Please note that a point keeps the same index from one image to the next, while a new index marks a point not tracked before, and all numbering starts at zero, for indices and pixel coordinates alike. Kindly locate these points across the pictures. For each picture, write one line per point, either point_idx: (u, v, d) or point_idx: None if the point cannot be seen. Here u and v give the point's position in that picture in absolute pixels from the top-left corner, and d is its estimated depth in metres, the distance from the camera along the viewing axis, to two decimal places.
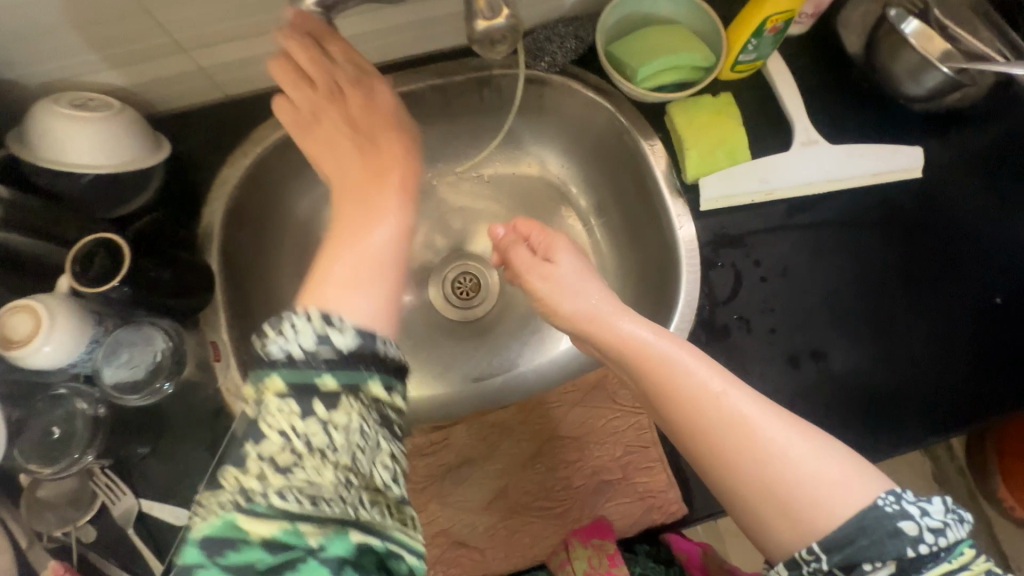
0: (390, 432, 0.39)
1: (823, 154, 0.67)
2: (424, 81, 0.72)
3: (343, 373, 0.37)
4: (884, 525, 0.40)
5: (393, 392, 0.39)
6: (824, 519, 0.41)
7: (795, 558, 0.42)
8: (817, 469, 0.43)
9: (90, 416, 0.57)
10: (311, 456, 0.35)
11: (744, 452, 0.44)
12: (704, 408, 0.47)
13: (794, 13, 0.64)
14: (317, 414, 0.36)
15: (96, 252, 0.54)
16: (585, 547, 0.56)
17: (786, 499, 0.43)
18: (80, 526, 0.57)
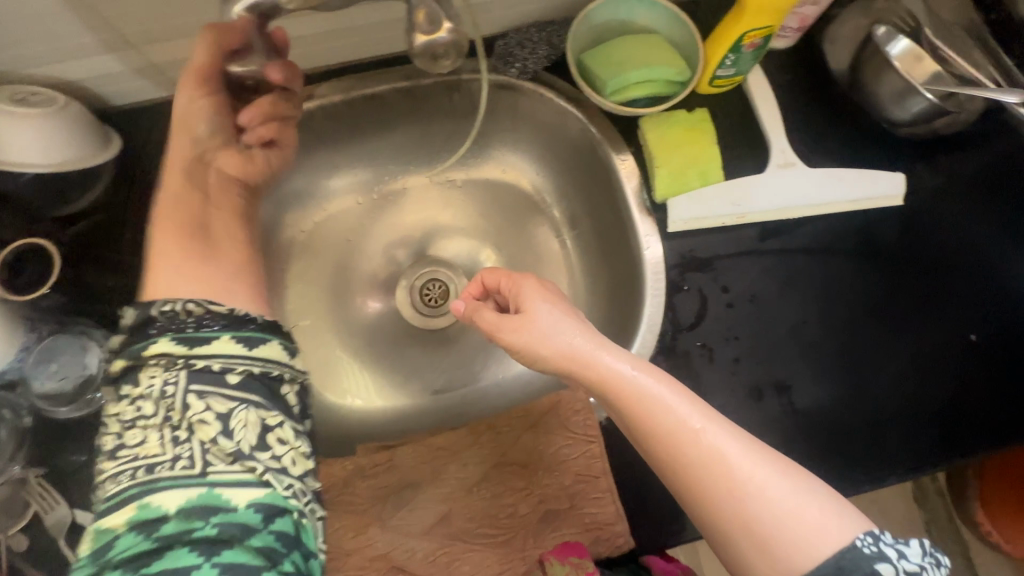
0: (219, 383, 0.43)
1: (799, 178, 0.65)
2: (389, 83, 0.69)
3: (132, 348, 0.44)
4: (862, 566, 0.38)
5: (196, 345, 0.44)
6: (801, 562, 0.39)
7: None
8: (795, 508, 0.40)
9: (14, 425, 0.56)
10: (135, 428, 0.42)
11: (724, 490, 0.41)
12: (682, 449, 0.43)
13: (775, 27, 0.61)
14: (128, 393, 0.43)
15: (25, 258, 0.56)
16: (562, 565, 0.53)
17: (764, 539, 0.40)
18: (12, 534, 0.55)
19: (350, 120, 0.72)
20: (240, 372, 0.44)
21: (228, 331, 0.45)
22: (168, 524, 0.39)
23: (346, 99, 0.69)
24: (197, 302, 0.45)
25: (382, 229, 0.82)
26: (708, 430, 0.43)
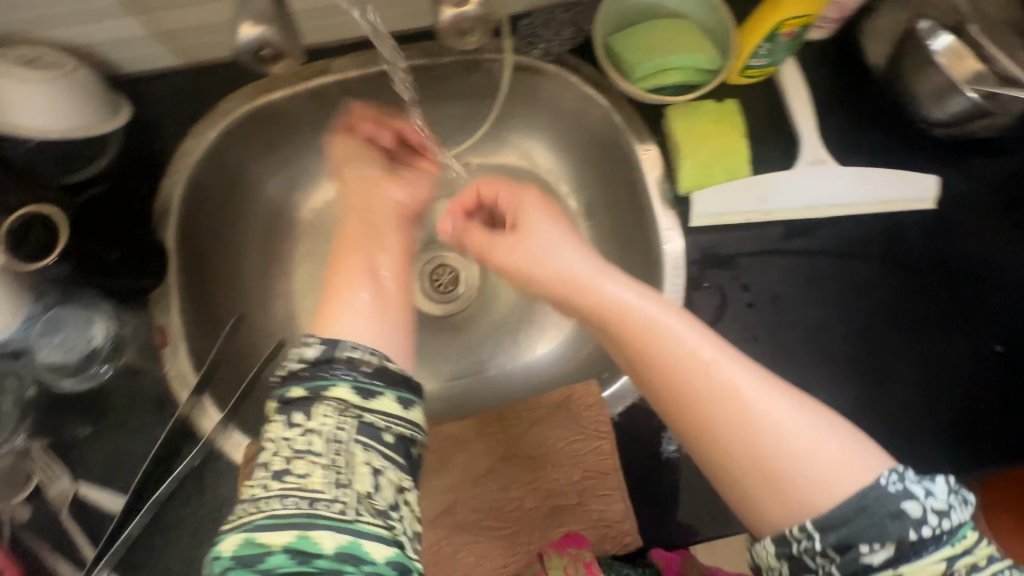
0: (377, 438, 0.43)
1: (829, 176, 0.62)
2: (408, 61, 0.66)
3: (313, 384, 0.43)
4: (885, 504, 0.36)
5: (371, 398, 0.43)
6: (816, 500, 0.37)
7: (786, 535, 0.37)
8: (814, 444, 0.38)
9: (18, 397, 0.55)
10: (299, 458, 0.41)
11: (735, 426, 0.39)
12: (692, 382, 0.41)
13: (813, 17, 0.59)
14: (299, 422, 0.42)
15: (32, 225, 0.51)
16: (560, 557, 0.51)
17: (776, 475, 0.38)
18: (14, 504, 0.55)
19: (366, 98, 0.70)
20: (395, 433, 0.43)
21: (391, 389, 0.44)
22: (321, 561, 0.37)
23: (363, 74, 0.67)
24: (373, 352, 0.45)
25: None
26: (719, 362, 0.41)
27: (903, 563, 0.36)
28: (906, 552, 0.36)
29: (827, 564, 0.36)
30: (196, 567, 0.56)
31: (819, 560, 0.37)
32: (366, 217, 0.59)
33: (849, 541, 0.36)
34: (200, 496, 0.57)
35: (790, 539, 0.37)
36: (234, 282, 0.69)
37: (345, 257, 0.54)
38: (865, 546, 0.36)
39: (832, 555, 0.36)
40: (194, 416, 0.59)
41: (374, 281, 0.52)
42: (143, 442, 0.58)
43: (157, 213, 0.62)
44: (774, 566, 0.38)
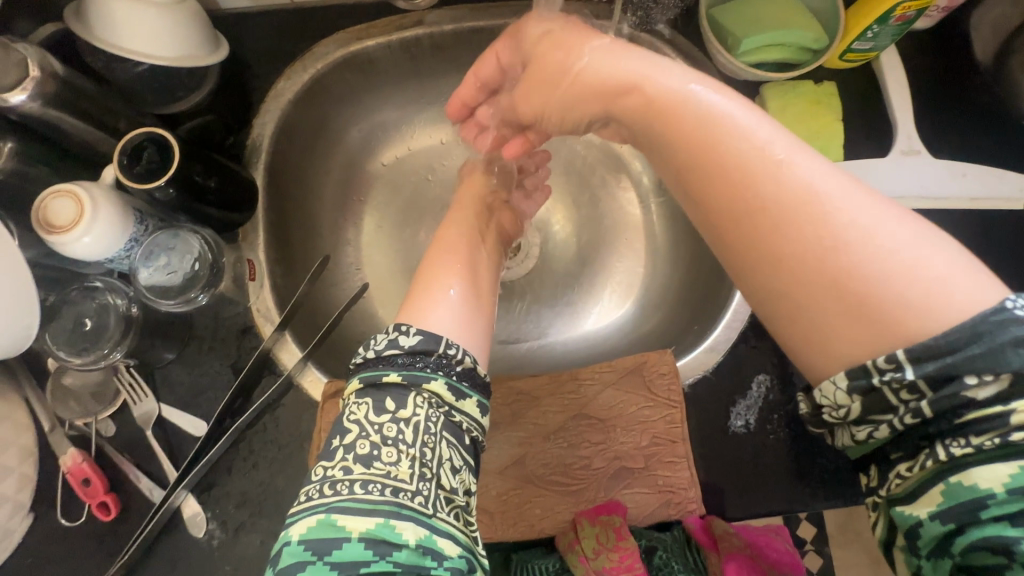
0: (460, 438, 0.40)
1: (921, 168, 0.62)
2: (501, 17, 0.65)
3: (410, 372, 0.40)
4: (1006, 331, 0.30)
5: (461, 397, 0.41)
6: (916, 323, 0.32)
7: (867, 367, 0.33)
8: (917, 260, 0.33)
9: (123, 313, 0.57)
10: (387, 445, 0.38)
11: (816, 235, 0.34)
12: (763, 184, 0.36)
13: (930, 2, 0.57)
14: (388, 408, 0.39)
15: (146, 146, 0.52)
16: (593, 526, 0.54)
17: (866, 292, 0.32)
18: (100, 419, 0.57)
19: (453, 53, 0.69)
20: (472, 436, 0.41)
21: (476, 392, 0.42)
22: (402, 553, 0.34)
23: (456, 30, 0.66)
24: (469, 354, 0.43)
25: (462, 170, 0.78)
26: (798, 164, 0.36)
27: (1016, 401, 0.30)
28: (1022, 387, 0.30)
29: (915, 399, 0.32)
30: (269, 496, 0.57)
31: (905, 394, 0.32)
32: (462, 227, 0.58)
33: (954, 372, 0.31)
34: (277, 427, 0.59)
35: (872, 372, 0.32)
36: (310, 227, 0.70)
37: (432, 261, 0.53)
38: (973, 378, 0.31)
39: (923, 388, 0.32)
40: (275, 351, 0.60)
41: (463, 281, 0.50)
42: (225, 372, 0.59)
43: (249, 150, 0.63)
44: (841, 405, 0.34)
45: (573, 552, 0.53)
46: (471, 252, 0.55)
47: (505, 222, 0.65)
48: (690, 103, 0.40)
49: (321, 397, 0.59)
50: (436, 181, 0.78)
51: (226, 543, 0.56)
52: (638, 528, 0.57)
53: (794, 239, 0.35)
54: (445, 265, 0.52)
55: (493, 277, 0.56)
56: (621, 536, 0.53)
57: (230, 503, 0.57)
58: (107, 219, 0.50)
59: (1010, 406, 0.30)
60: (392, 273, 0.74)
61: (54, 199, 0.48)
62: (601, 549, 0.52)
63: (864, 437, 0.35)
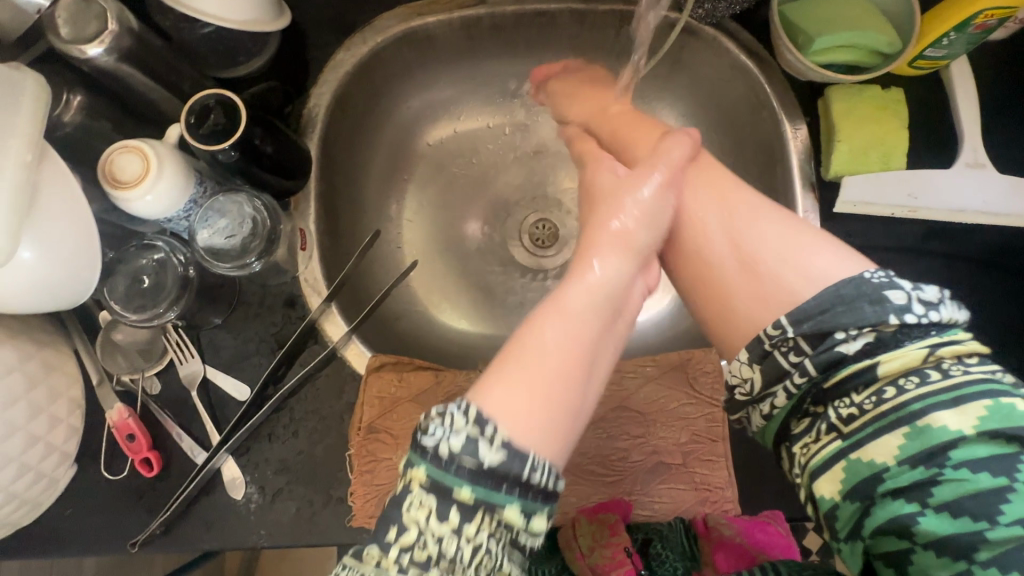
0: (524, 558, 0.35)
1: (985, 182, 0.60)
2: (565, 3, 0.64)
3: (485, 492, 0.33)
4: (867, 293, 0.37)
5: (536, 523, 0.34)
6: (794, 290, 0.40)
7: (760, 336, 0.40)
8: (788, 247, 0.41)
9: (180, 274, 0.57)
10: (445, 562, 0.33)
11: (719, 231, 0.44)
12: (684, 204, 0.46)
13: (1012, 12, 0.56)
14: (451, 523, 0.33)
15: (212, 108, 0.52)
16: (590, 523, 0.53)
17: (753, 267, 0.42)
18: (146, 376, 0.58)
19: (511, 34, 0.68)
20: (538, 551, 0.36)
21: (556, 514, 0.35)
22: None
23: (518, 11, 0.65)
24: (556, 476, 0.35)
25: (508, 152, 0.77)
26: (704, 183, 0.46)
27: (880, 354, 0.37)
28: (885, 342, 0.37)
29: (802, 359, 0.38)
30: (307, 465, 0.58)
31: (792, 355, 0.39)
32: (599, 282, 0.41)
33: (826, 330, 0.38)
34: (318, 397, 0.59)
35: (765, 340, 0.40)
36: (355, 201, 0.69)
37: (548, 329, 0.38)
38: (842, 334, 0.37)
39: (807, 348, 0.38)
40: (321, 322, 0.61)
41: (568, 349, 0.38)
42: (269, 340, 0.60)
43: (304, 120, 0.63)
44: (748, 379, 0.41)
45: (569, 548, 0.52)
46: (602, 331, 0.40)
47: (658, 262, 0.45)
48: (636, 133, 0.54)
49: (365, 370, 0.59)
50: (480, 164, 0.77)
51: (263, 507, 0.57)
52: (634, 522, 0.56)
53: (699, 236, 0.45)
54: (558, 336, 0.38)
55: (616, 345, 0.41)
56: (615, 532, 0.52)
57: (269, 468, 0.58)
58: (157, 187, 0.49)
59: (875, 359, 0.37)
60: (433, 254, 0.74)
61: (120, 154, 0.48)
62: (595, 545, 0.51)
63: (772, 412, 0.41)
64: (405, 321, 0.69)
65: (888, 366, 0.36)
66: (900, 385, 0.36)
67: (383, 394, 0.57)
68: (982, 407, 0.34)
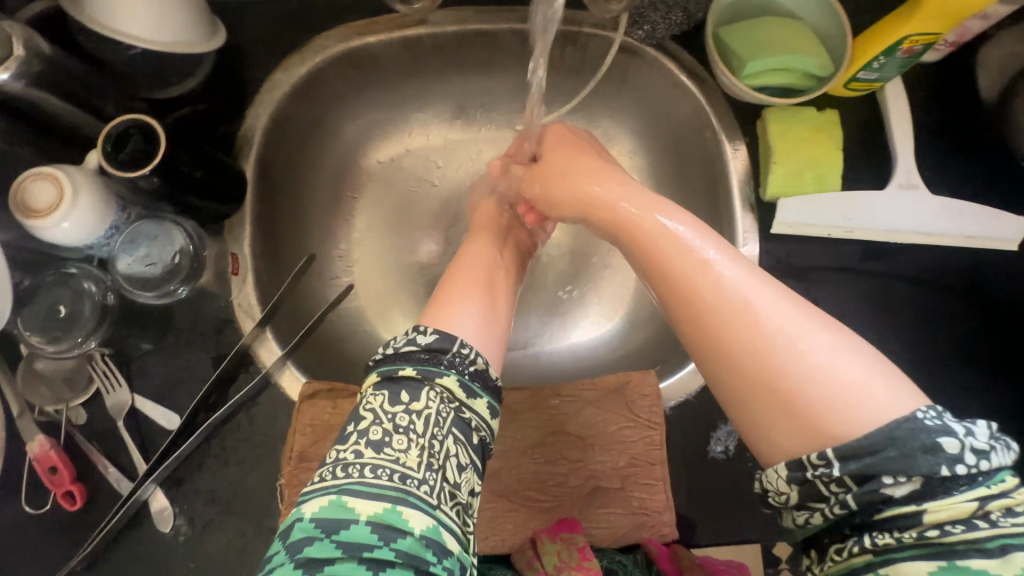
0: (469, 436, 0.40)
1: (919, 203, 0.61)
2: (506, 23, 0.64)
3: (425, 366, 0.40)
4: (920, 438, 0.31)
5: (473, 395, 0.41)
6: (844, 425, 0.32)
7: (801, 461, 0.33)
8: (833, 363, 0.34)
9: (98, 302, 0.57)
10: (398, 433, 0.38)
11: (754, 333, 0.36)
12: (700, 288, 0.39)
13: (939, 36, 0.57)
14: (402, 399, 0.39)
15: (131, 133, 0.51)
16: (554, 543, 0.53)
17: (791, 389, 0.34)
18: (71, 407, 0.56)
19: (454, 55, 0.68)
20: (481, 436, 0.41)
21: (487, 393, 0.42)
22: (407, 541, 0.34)
23: (459, 31, 0.64)
24: (484, 358, 0.43)
25: (457, 170, 0.76)
26: (729, 270, 0.39)
27: (928, 501, 0.31)
28: (932, 489, 0.31)
29: (841, 492, 0.32)
30: (239, 495, 0.56)
31: (833, 488, 0.32)
32: (488, 256, 0.55)
33: (872, 473, 0.31)
34: (252, 425, 0.58)
35: (806, 466, 0.33)
36: (297, 223, 0.68)
37: (453, 277, 0.51)
38: (888, 478, 0.31)
39: (849, 483, 0.32)
40: (255, 347, 0.59)
41: (484, 286, 0.50)
42: (201, 367, 0.58)
43: (240, 142, 0.61)
44: (782, 491, 0.34)
45: (532, 568, 0.52)
46: (501, 276, 0.54)
47: (524, 239, 0.64)
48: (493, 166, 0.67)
49: (298, 398, 0.58)
50: (430, 183, 0.76)
51: (192, 540, 0.55)
52: (601, 548, 0.56)
53: (725, 338, 0.36)
54: (468, 287, 0.49)
55: (514, 284, 0.56)
56: (585, 556, 0.51)
57: (199, 500, 0.56)
58: (60, 235, 0.49)
59: (921, 506, 0.31)
60: (379, 274, 0.73)
61: (31, 181, 0.47)
62: (561, 568, 0.51)
63: (803, 522, 0.35)
64: (348, 344, 0.67)
65: (936, 515, 0.31)
66: (946, 529, 0.31)
67: (316, 421, 0.56)
68: None
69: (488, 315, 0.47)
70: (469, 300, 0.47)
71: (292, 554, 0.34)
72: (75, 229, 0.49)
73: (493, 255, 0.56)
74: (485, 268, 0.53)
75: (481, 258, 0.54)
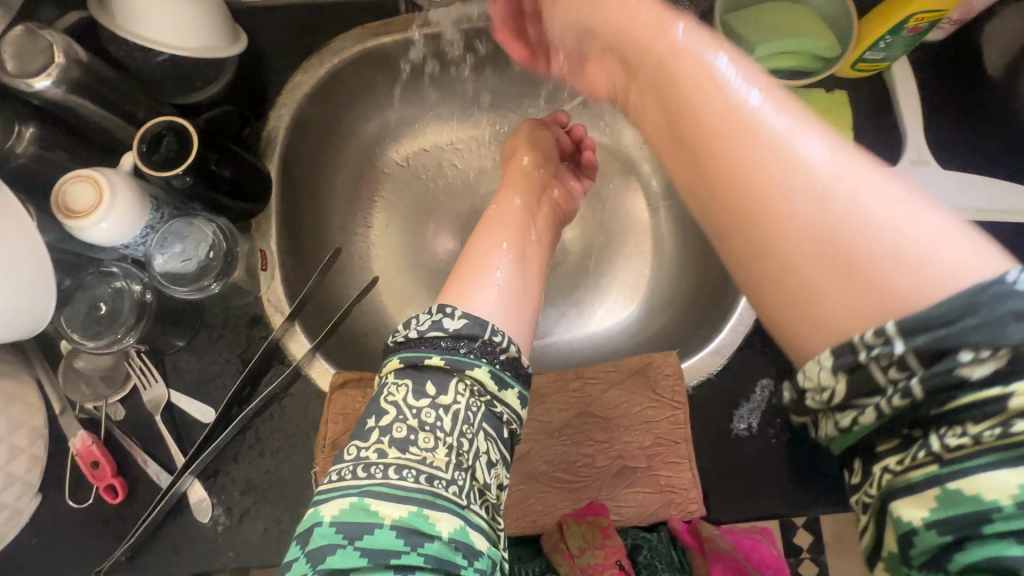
0: (498, 430, 0.40)
1: (931, 178, 0.62)
2: None
3: (453, 356, 0.40)
4: (1006, 303, 0.24)
5: (505, 387, 0.41)
6: (916, 288, 0.26)
7: (852, 343, 0.27)
8: (899, 222, 0.28)
9: (137, 299, 0.58)
10: (424, 431, 0.38)
11: (800, 192, 0.30)
12: (737, 141, 0.33)
13: (945, 13, 0.58)
14: (428, 394, 0.39)
15: (165, 134, 0.53)
16: (578, 525, 0.55)
17: (848, 251, 0.28)
18: (110, 403, 0.58)
19: (468, 51, 0.69)
20: (511, 429, 0.41)
21: (518, 383, 0.42)
22: (435, 544, 0.35)
23: (472, 28, 0.66)
24: (515, 343, 0.42)
25: (472, 164, 0.78)
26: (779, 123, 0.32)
27: (1017, 380, 0.24)
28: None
29: (903, 376, 0.26)
30: (274, 484, 0.58)
31: (892, 370, 0.26)
32: (517, 215, 0.56)
33: (945, 346, 0.25)
34: (284, 416, 0.60)
35: (858, 348, 0.27)
36: (321, 219, 0.70)
37: (483, 238, 0.52)
38: (969, 354, 0.24)
39: (914, 363, 0.26)
40: (285, 340, 0.61)
41: (513, 249, 0.51)
42: (233, 361, 0.60)
43: (264, 142, 0.63)
44: (824, 386, 0.28)
45: (559, 551, 0.54)
46: (530, 236, 0.55)
47: (559, 197, 0.64)
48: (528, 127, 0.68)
49: (329, 388, 0.59)
50: (445, 178, 0.78)
51: (230, 529, 0.57)
52: (625, 527, 0.57)
53: (775, 187, 0.31)
54: (491, 249, 0.50)
55: (548, 242, 0.58)
56: (607, 535, 0.54)
57: (236, 489, 0.58)
58: (99, 244, 0.52)
59: (1009, 389, 0.24)
60: (400, 268, 0.75)
61: (72, 184, 0.49)
62: (586, 547, 0.53)
63: (847, 427, 0.28)
64: (372, 337, 0.69)
65: None
66: None
67: (348, 410, 0.58)
68: None
69: (518, 282, 0.48)
70: (495, 269, 0.48)
71: (320, 556, 0.35)
72: (114, 230, 0.51)
73: (524, 212, 0.57)
74: (512, 228, 0.54)
75: (508, 218, 0.55)
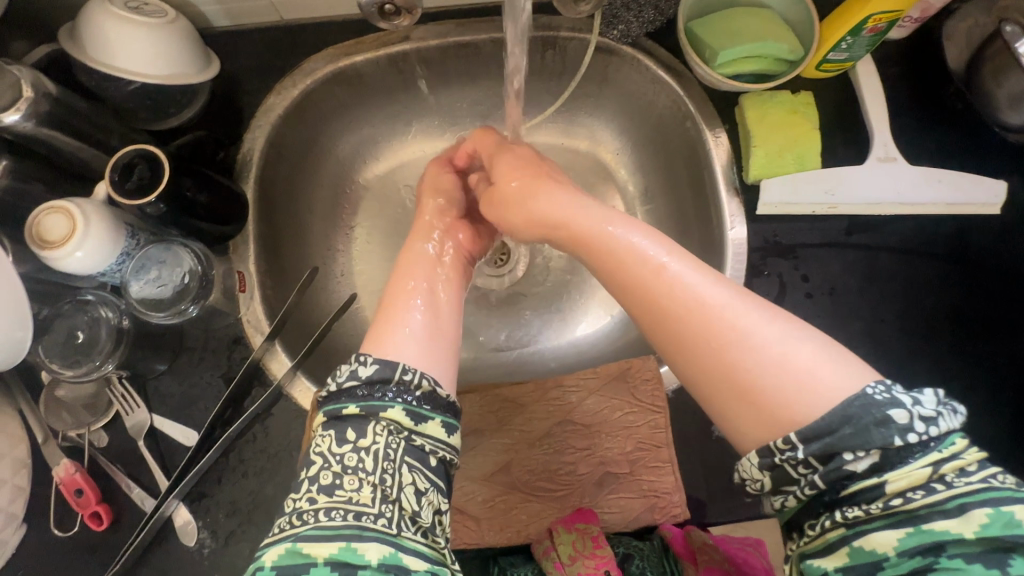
0: (423, 461, 0.40)
1: (899, 173, 0.62)
2: (487, 33, 0.66)
3: (368, 402, 0.41)
4: (872, 413, 0.33)
5: (422, 420, 0.41)
6: (803, 406, 0.35)
7: (770, 447, 0.35)
8: (785, 353, 0.36)
9: (114, 326, 0.58)
10: (348, 474, 0.39)
11: (712, 335, 0.39)
12: (662, 294, 0.42)
13: (902, 13, 0.58)
14: (350, 440, 0.40)
15: (136, 162, 0.53)
16: (569, 533, 0.55)
17: (751, 380, 0.37)
18: (93, 430, 0.58)
19: (439, 68, 0.70)
20: (439, 457, 0.41)
21: (439, 413, 0.42)
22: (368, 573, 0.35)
23: (442, 44, 0.66)
24: (427, 377, 0.43)
25: None
26: (687, 276, 0.42)
27: (887, 471, 0.33)
28: (890, 460, 0.33)
29: (809, 472, 0.34)
30: (259, 505, 0.58)
31: (801, 468, 0.34)
32: (429, 258, 0.56)
33: (833, 449, 0.33)
34: (267, 436, 0.60)
35: (774, 451, 0.35)
36: (300, 238, 0.71)
37: (397, 283, 0.52)
38: (849, 454, 0.33)
39: (815, 462, 0.33)
40: (264, 360, 0.61)
41: (427, 296, 0.51)
42: (216, 381, 0.61)
43: (239, 164, 0.64)
44: (756, 478, 0.36)
45: (550, 558, 0.55)
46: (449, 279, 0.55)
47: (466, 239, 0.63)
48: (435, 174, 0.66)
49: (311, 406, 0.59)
50: None
51: (217, 551, 0.57)
52: (615, 534, 0.58)
53: (694, 330, 0.39)
54: (403, 296, 0.50)
55: (464, 281, 0.58)
56: (598, 544, 0.54)
57: (221, 512, 0.58)
58: (75, 272, 0.52)
59: (883, 477, 0.33)
60: (381, 283, 0.75)
61: (45, 216, 0.49)
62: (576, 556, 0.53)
63: (780, 507, 0.36)
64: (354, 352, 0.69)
65: (897, 484, 0.32)
66: (908, 496, 0.32)
67: None
68: (983, 515, 0.31)
69: (438, 324, 0.49)
70: (412, 313, 0.49)
71: None
72: (88, 258, 0.51)
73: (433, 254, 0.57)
74: (423, 273, 0.54)
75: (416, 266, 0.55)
